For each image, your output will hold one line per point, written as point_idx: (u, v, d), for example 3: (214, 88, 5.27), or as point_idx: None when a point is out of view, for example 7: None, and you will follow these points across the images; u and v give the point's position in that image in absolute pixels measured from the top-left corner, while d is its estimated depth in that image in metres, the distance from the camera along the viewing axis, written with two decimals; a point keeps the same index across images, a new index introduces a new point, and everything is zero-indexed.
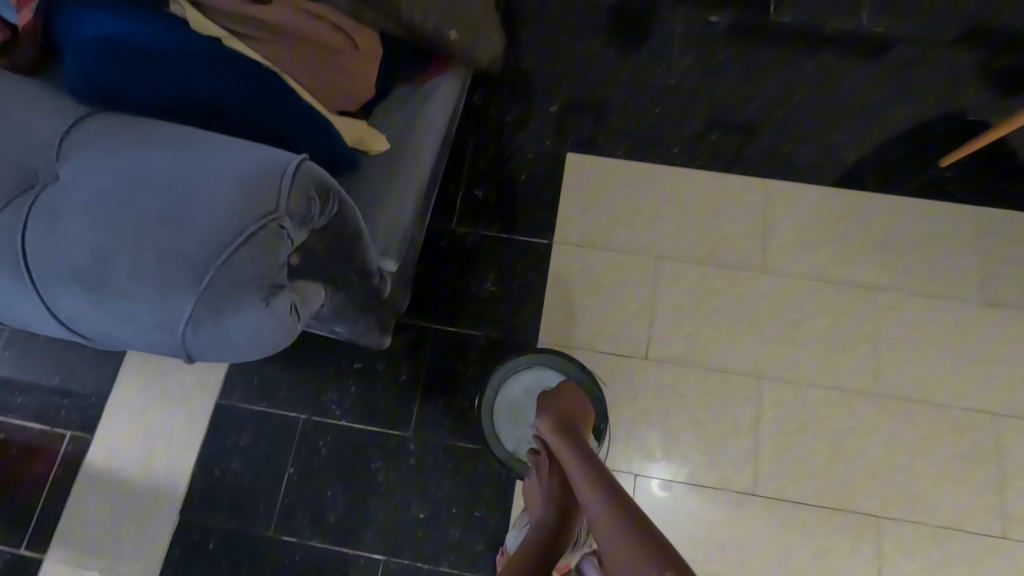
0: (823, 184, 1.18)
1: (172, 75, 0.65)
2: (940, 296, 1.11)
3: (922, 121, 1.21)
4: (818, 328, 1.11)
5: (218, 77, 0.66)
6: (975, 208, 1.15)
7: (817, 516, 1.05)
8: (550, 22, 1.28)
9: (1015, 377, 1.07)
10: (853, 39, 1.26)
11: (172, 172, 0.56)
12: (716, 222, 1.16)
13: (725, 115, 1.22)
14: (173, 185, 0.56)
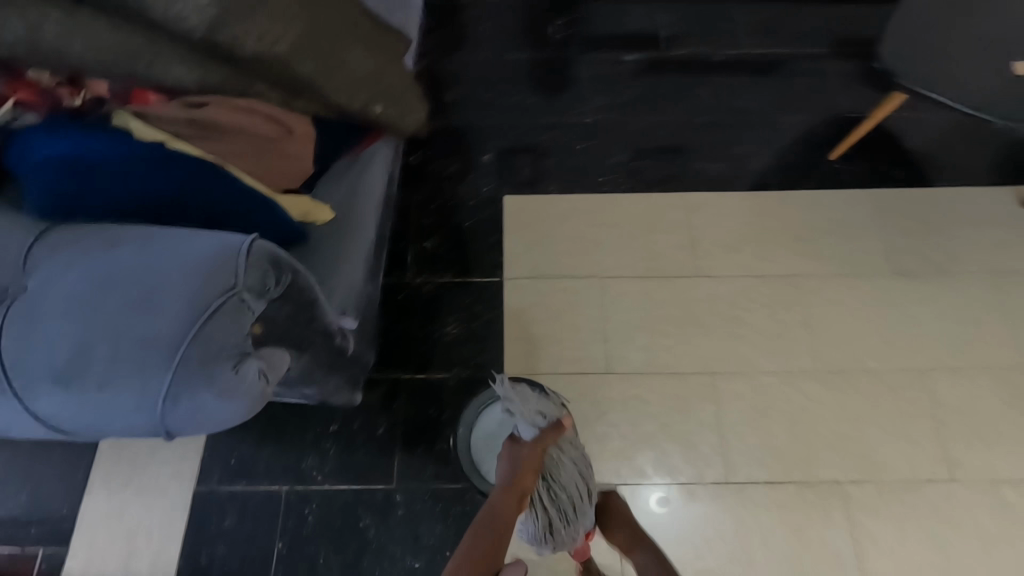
0: (731, 200, 1.45)
1: (127, 181, 0.74)
2: (849, 274, 1.35)
3: (797, 140, 1.52)
4: (753, 319, 1.31)
5: (170, 176, 0.75)
6: (854, 203, 1.43)
7: (786, 493, 1.17)
8: (487, 104, 1.60)
9: (920, 333, 1.29)
10: (733, 83, 1.60)
11: (136, 268, 0.64)
12: (653, 244, 1.40)
13: (644, 155, 1.52)
14: (138, 278, 0.63)
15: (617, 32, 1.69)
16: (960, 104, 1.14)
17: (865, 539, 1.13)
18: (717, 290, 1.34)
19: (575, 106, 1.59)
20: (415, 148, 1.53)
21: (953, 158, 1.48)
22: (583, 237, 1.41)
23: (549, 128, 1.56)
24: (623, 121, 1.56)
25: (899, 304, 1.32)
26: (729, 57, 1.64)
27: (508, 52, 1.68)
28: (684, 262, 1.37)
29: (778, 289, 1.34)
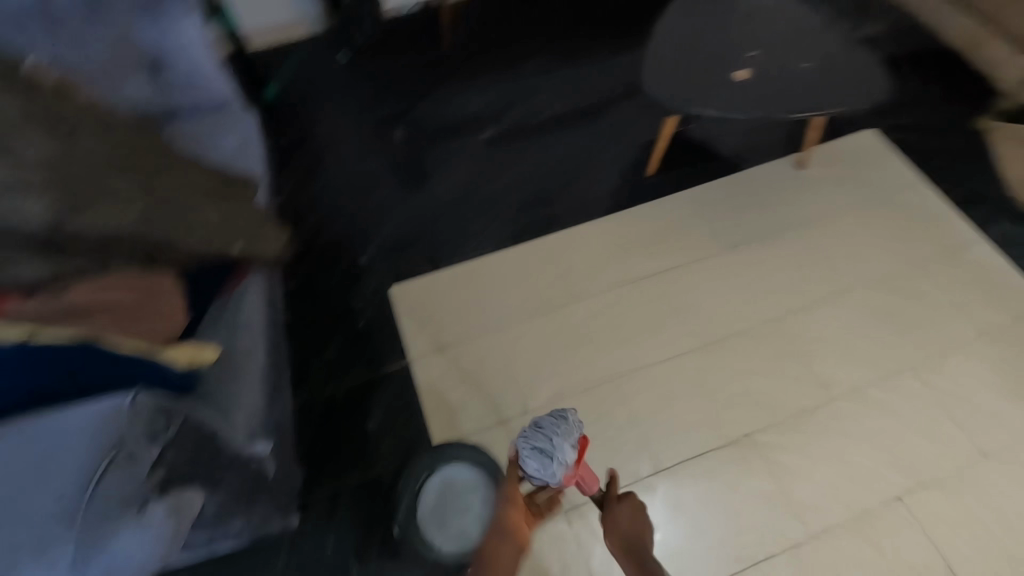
0: (584, 229, 1.66)
1: (17, 372, 0.81)
2: (696, 259, 1.58)
3: (620, 167, 1.80)
4: (633, 320, 1.48)
5: (53, 361, 0.82)
6: (679, 201, 1.70)
7: (710, 460, 1.29)
8: (352, 212, 1.75)
9: (765, 287, 1.53)
10: (556, 136, 1.88)
11: (24, 450, 0.68)
12: (532, 286, 1.56)
13: (502, 215, 1.72)
14: (30, 456, 0.68)
15: (449, 123, 1.94)
16: (708, 110, 1.44)
17: (784, 475, 1.27)
18: (596, 306, 1.51)
19: (430, 192, 1.78)
20: (295, 270, 1.63)
21: (739, 145, 1.80)
22: (470, 301, 1.55)
23: (414, 217, 1.73)
24: (477, 193, 1.77)
25: (741, 270, 1.56)
26: (547, 118, 1.92)
27: (361, 163, 1.86)
28: (562, 293, 1.54)
29: (645, 290, 1.53)
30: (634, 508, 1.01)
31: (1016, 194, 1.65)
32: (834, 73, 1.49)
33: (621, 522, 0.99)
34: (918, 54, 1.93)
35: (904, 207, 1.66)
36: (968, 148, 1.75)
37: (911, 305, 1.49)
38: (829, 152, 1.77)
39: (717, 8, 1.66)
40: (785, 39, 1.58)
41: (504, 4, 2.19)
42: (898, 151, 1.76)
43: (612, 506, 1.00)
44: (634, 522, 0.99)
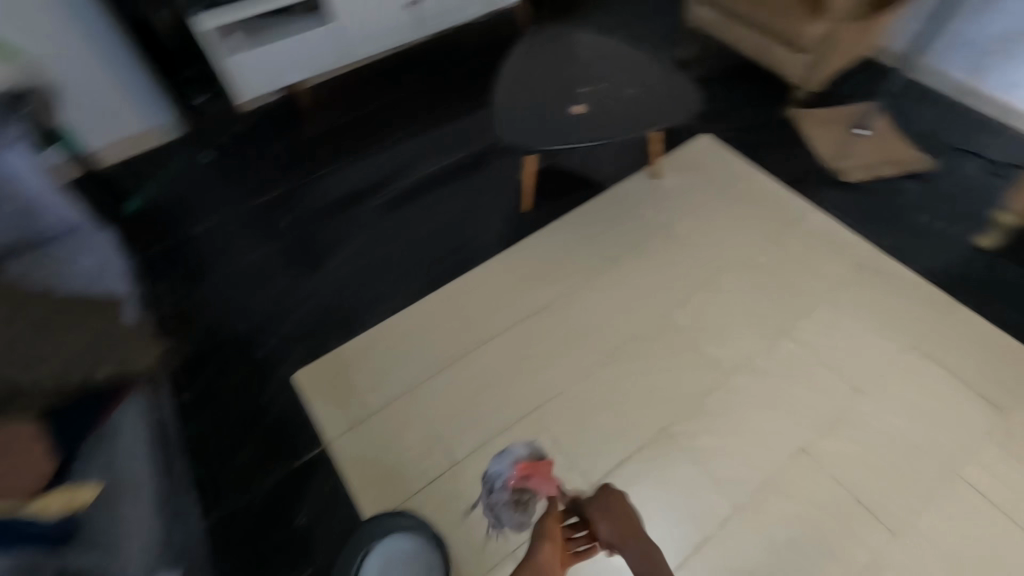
0: (476, 274, 1.73)
1: None
2: (584, 278, 1.69)
3: (499, 209, 1.90)
4: (538, 349, 1.55)
5: None
6: (557, 228, 1.83)
7: (635, 463, 1.36)
8: (241, 308, 1.70)
9: (649, 289, 1.66)
10: (433, 193, 1.96)
11: None
12: (437, 339, 1.59)
13: (395, 277, 1.75)
14: None
15: (327, 201, 1.96)
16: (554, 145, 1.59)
17: (704, 458, 1.36)
18: (502, 344, 1.56)
19: (320, 272, 1.77)
20: (188, 382, 1.54)
21: (599, 170, 1.98)
22: (379, 369, 1.54)
23: (307, 300, 1.71)
24: (368, 263, 1.79)
25: (625, 279, 1.68)
26: (421, 178, 2.01)
27: (243, 258, 1.83)
28: (469, 339, 1.58)
29: (544, 318, 1.61)
30: (608, 505, 0.93)
31: (830, 165, 1.94)
32: (655, 96, 1.70)
33: (605, 520, 0.91)
34: (725, 67, 2.25)
35: (748, 194, 1.89)
36: (783, 135, 2.04)
37: (773, 277, 1.68)
38: (675, 161, 1.99)
39: (547, 58, 1.86)
40: (609, 74, 1.79)
41: (360, 82, 2.29)
42: (731, 148, 2.02)
43: (599, 504, 0.93)
44: (616, 515, 0.92)
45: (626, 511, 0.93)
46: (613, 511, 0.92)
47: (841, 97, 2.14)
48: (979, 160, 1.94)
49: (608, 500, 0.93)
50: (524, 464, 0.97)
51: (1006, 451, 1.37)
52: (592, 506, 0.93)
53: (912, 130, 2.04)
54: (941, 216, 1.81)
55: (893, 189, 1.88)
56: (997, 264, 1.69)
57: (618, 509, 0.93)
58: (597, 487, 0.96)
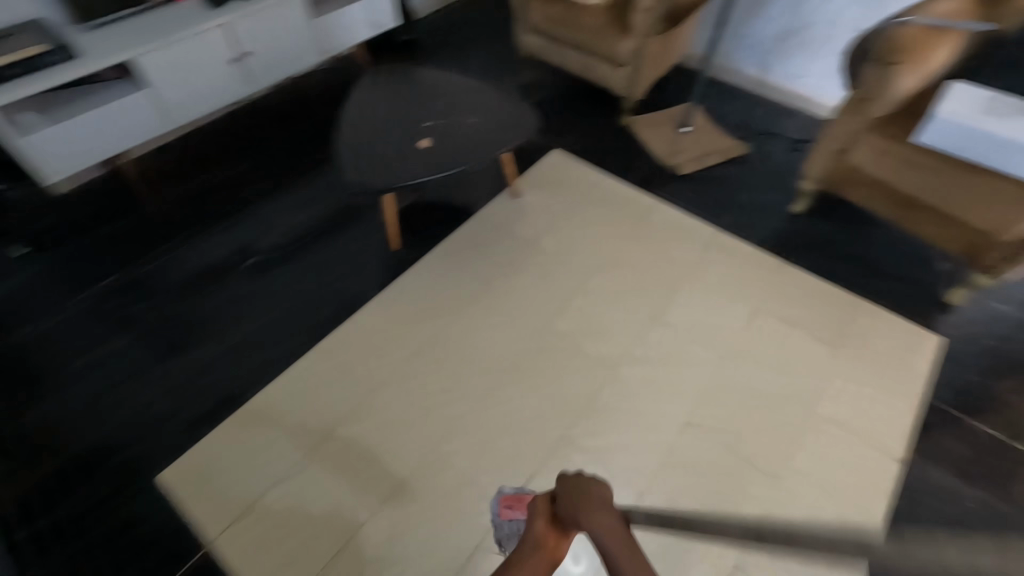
0: (353, 323, 1.68)
1: None
2: (463, 305, 1.71)
3: (368, 252, 1.87)
4: (428, 386, 1.54)
5: None
6: (429, 261, 1.83)
7: (539, 476, 1.39)
8: (84, 416, 1.51)
9: (527, 304, 1.71)
10: (295, 248, 1.88)
11: None
12: (321, 401, 1.52)
13: (265, 345, 1.65)
14: None
15: (174, 277, 1.80)
16: (404, 182, 1.60)
17: (603, 454, 1.42)
18: (389, 391, 1.53)
19: (179, 356, 1.62)
20: (29, 517, 1.36)
21: (463, 197, 2.03)
22: (261, 448, 1.45)
23: (166, 392, 1.55)
24: (234, 335, 1.67)
25: (503, 298, 1.72)
26: (281, 234, 1.92)
27: (80, 358, 1.61)
28: (357, 393, 1.53)
29: (429, 353, 1.60)
30: (574, 487, 0.62)
31: (666, 161, 2.15)
32: (495, 122, 1.79)
33: (574, 509, 0.60)
34: (563, 88, 2.43)
35: (602, 198, 2.03)
36: (623, 140, 2.23)
37: (637, 270, 1.81)
38: (531, 177, 2.09)
39: (388, 99, 1.88)
40: (450, 104, 1.85)
41: (198, 147, 2.16)
42: (581, 159, 2.16)
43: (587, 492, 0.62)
44: (590, 502, 0.60)
45: (602, 494, 0.61)
46: (582, 495, 0.62)
47: (663, 101, 2.40)
48: (783, 139, 2.26)
49: (569, 482, 0.63)
50: (507, 497, 1.14)
51: (848, 382, 1.57)
52: (573, 494, 0.62)
53: (725, 121, 2.33)
54: (763, 191, 2.07)
55: (721, 175, 2.13)
56: (812, 223, 1.96)
57: (587, 490, 0.62)
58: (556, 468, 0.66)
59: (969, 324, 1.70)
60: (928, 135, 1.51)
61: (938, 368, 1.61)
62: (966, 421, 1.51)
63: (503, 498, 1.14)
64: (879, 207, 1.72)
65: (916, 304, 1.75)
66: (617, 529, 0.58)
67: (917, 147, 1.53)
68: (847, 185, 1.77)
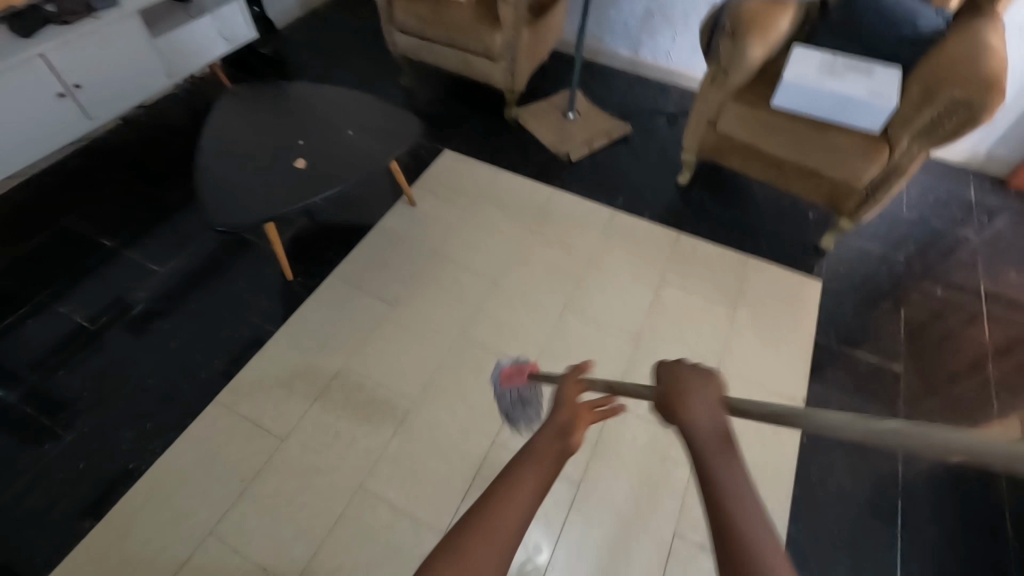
0: (253, 369, 1.55)
1: None
2: (373, 330, 1.66)
3: (258, 288, 1.73)
4: (347, 421, 1.47)
5: None
6: (328, 289, 1.74)
7: (475, 489, 1.39)
8: None
9: (438, 319, 1.70)
10: (171, 296, 1.70)
11: None
12: (226, 460, 1.40)
13: (149, 411, 1.48)
14: None
15: (25, 353, 1.56)
16: (282, 211, 1.49)
17: None
18: (304, 434, 1.44)
19: (50, 444, 1.42)
20: None
21: (357, 214, 1.94)
22: (163, 528, 1.31)
23: (41, 487, 1.36)
24: (114, 407, 1.48)
25: (415, 317, 1.69)
26: (156, 282, 1.72)
27: None
28: (269, 442, 1.43)
29: (343, 387, 1.53)
30: (668, 370, 0.65)
31: (556, 151, 2.18)
32: (374, 132, 1.70)
33: (670, 388, 0.63)
34: (445, 89, 2.39)
35: (501, 197, 2.04)
36: (511, 136, 2.24)
37: (544, 266, 1.85)
38: (425, 185, 2.05)
39: (255, 121, 1.75)
40: (324, 118, 1.74)
41: (38, 198, 1.90)
42: (473, 159, 2.15)
43: (683, 381, 0.63)
44: (684, 382, 0.63)
45: (708, 380, 0.63)
46: (679, 379, 0.63)
47: (546, 90, 2.42)
48: (662, 115, 2.37)
49: (665, 366, 0.66)
50: (508, 370, 1.39)
51: (749, 337, 1.69)
52: (670, 383, 0.63)
53: (607, 103, 2.40)
54: (650, 168, 2.16)
55: (610, 157, 2.19)
56: (697, 193, 2.07)
57: (687, 376, 0.63)
58: (655, 361, 0.68)
59: (841, 265, 1.88)
60: (780, 99, 1.62)
61: (821, 309, 1.77)
62: (850, 352, 1.67)
63: (505, 372, 1.40)
64: (751, 170, 1.85)
65: (796, 254, 1.91)
66: (710, 410, 0.60)
67: (773, 112, 1.66)
68: (721, 154, 1.88)
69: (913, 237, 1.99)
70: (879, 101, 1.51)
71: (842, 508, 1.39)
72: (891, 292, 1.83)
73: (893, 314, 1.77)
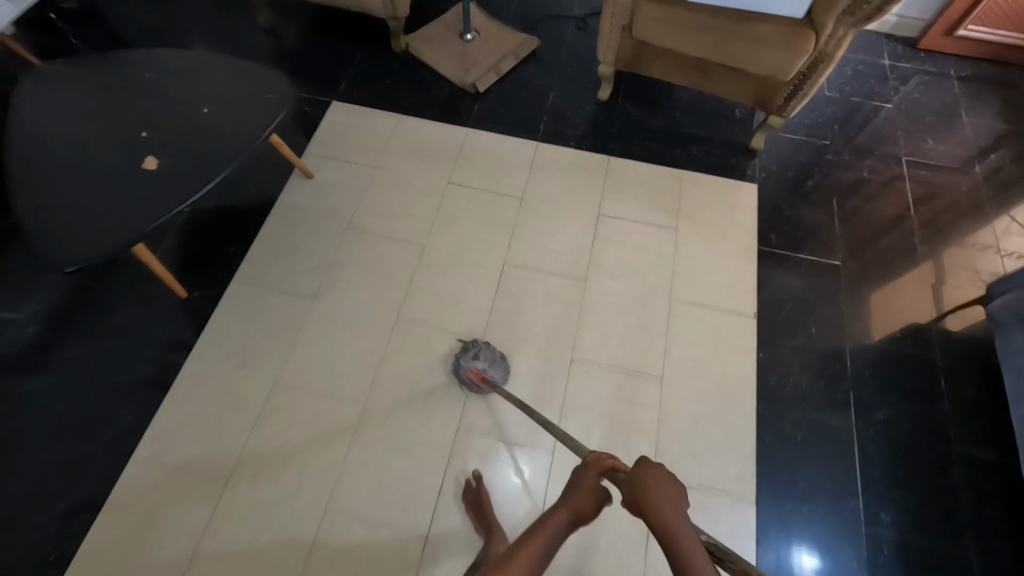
0: (169, 410, 1.35)
1: None
2: (300, 332, 1.47)
3: (149, 315, 1.48)
4: (296, 443, 1.34)
5: None
6: (234, 297, 1.50)
7: (451, 478, 1.32)
8: None
9: (370, 305, 1.52)
10: (42, 347, 1.42)
11: None
12: (169, 519, 1.24)
13: (55, 485, 1.27)
14: None
15: None
16: (145, 232, 1.21)
17: (503, 430, 1.38)
18: (249, 469, 1.30)
19: None
20: None
21: (246, 201, 1.66)
22: None
23: None
24: (9, 495, 1.25)
25: (343, 309, 1.51)
26: (15, 334, 1.42)
27: None
28: (211, 489, 1.27)
29: (281, 406, 1.37)
30: (649, 487, 0.64)
31: (461, 82, 1.92)
32: (236, 103, 1.39)
33: (651, 511, 0.63)
34: (316, 27, 2.02)
35: (410, 149, 1.79)
36: (406, 73, 1.95)
37: (472, 222, 1.68)
38: (320, 150, 1.76)
39: (74, 112, 1.38)
40: (166, 96, 1.40)
41: None
42: (368, 109, 1.86)
43: (667, 501, 0.63)
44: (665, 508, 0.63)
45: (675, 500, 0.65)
46: (660, 496, 0.64)
47: (434, 9, 2.09)
48: (568, 20, 2.11)
49: (645, 480, 0.65)
50: (477, 371, 1.36)
51: (696, 259, 1.64)
52: (658, 499, 0.63)
53: (506, 16, 2.11)
54: (567, 86, 1.95)
55: (521, 80, 1.96)
56: (620, 107, 1.91)
57: (667, 495, 0.64)
58: (640, 458, 0.68)
59: (773, 163, 1.83)
60: None
61: (759, 214, 1.73)
62: (792, 254, 1.67)
63: (471, 371, 1.37)
64: (674, 74, 1.70)
65: (728, 159, 1.83)
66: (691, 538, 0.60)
67: (689, 9, 1.49)
68: (641, 61, 1.70)
69: (835, 119, 1.95)
70: None
71: (803, 409, 1.45)
72: (822, 181, 1.81)
73: (828, 205, 1.77)
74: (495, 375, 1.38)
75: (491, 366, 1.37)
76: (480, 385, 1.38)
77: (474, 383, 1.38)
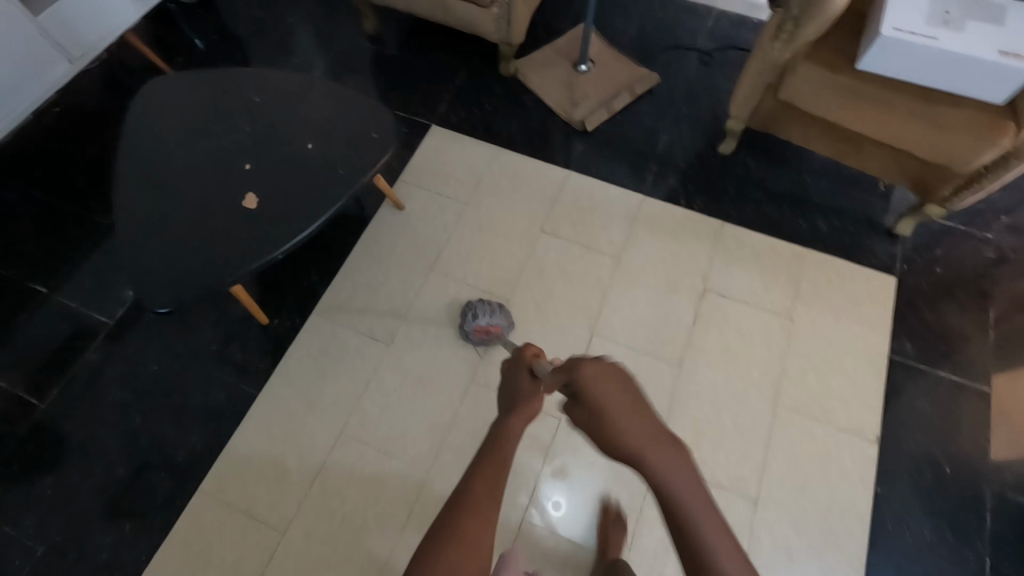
0: (239, 445, 1.36)
1: None
2: (371, 381, 1.42)
3: (229, 340, 1.47)
4: (355, 502, 1.30)
5: None
6: (311, 333, 1.47)
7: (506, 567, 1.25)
8: None
9: (443, 360, 1.44)
10: (129, 355, 1.45)
11: None
12: (227, 559, 1.25)
13: (130, 502, 1.31)
14: None
15: None
16: (254, 264, 1.21)
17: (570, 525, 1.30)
18: (308, 523, 1.28)
19: (29, 551, 1.27)
20: None
21: (334, 227, 1.61)
22: None
23: None
24: (85, 504, 1.31)
25: (417, 361, 1.44)
26: (107, 339, 1.46)
27: None
28: (266, 537, 1.27)
29: (345, 461, 1.34)
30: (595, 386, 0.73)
31: (569, 118, 1.77)
32: (338, 138, 1.33)
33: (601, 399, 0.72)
34: (423, 40, 1.93)
35: (504, 187, 1.68)
36: (510, 100, 1.82)
37: (560, 275, 1.55)
38: (413, 179, 1.69)
39: (180, 127, 1.36)
40: (268, 121, 1.36)
41: None
42: (466, 137, 1.76)
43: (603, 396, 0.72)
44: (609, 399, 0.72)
45: (636, 393, 0.71)
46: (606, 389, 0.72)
47: (548, 31, 1.95)
48: (693, 53, 1.90)
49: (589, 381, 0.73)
50: (476, 328, 1.40)
51: (807, 354, 1.45)
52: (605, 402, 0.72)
53: (624, 42, 1.93)
54: (684, 132, 1.76)
55: (633, 120, 1.78)
56: (741, 165, 1.70)
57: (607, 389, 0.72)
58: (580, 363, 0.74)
59: (918, 254, 1.57)
60: (874, 62, 1.23)
61: (893, 313, 1.50)
62: (926, 368, 1.43)
63: (477, 331, 1.41)
64: (817, 145, 1.47)
65: (861, 241, 1.59)
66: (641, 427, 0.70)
67: (862, 79, 1.26)
68: (779, 124, 1.49)
69: (1008, 208, 1.63)
70: (1009, 63, 1.12)
71: (917, 561, 1.25)
72: (979, 287, 1.53)
73: (982, 314, 1.50)
74: (491, 321, 1.41)
75: (491, 316, 1.41)
76: (487, 342, 1.43)
77: (482, 341, 1.43)
